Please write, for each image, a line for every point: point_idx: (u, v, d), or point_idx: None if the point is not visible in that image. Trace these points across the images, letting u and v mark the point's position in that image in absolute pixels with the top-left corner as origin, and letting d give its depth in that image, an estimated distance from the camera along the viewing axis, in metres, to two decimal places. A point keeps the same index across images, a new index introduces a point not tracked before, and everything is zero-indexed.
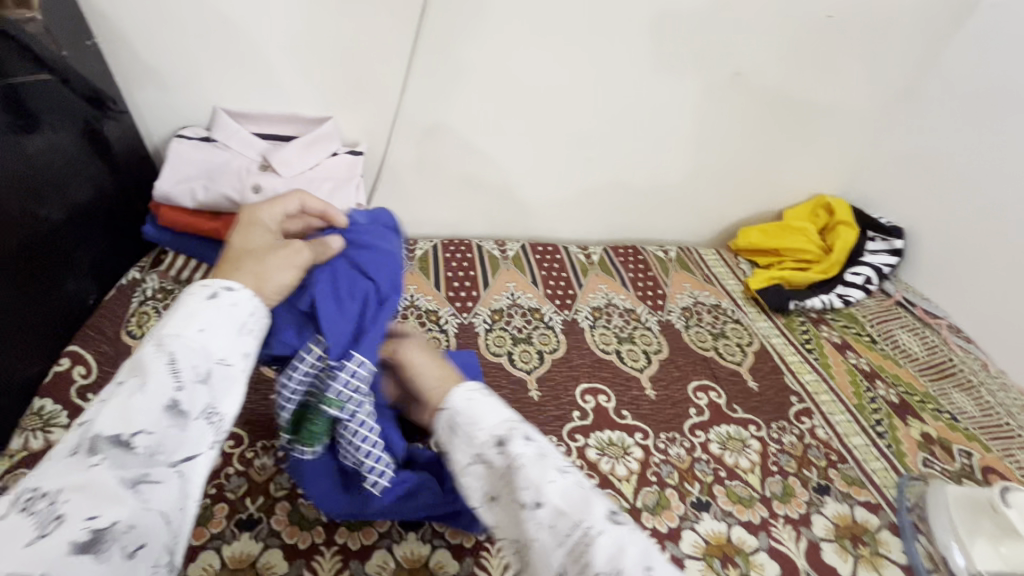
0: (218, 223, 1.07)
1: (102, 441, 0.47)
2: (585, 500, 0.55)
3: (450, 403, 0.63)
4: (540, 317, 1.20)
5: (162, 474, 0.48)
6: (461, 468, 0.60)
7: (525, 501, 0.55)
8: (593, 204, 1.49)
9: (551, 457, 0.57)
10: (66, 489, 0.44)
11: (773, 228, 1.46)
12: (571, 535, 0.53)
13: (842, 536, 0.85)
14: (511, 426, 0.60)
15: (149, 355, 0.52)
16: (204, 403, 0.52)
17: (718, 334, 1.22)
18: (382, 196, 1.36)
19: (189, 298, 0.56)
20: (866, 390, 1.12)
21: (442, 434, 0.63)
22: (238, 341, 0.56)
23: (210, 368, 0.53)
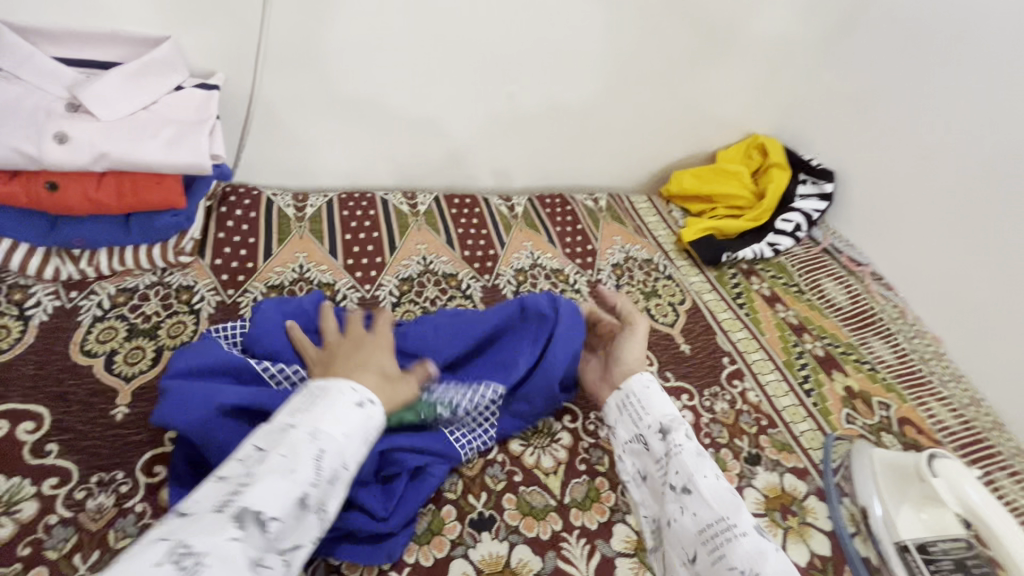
0: (15, 186, 0.81)
1: (249, 515, 0.45)
2: (735, 503, 0.62)
3: (626, 385, 0.76)
4: (457, 286, 1.05)
5: (275, 562, 0.46)
6: (622, 442, 0.74)
7: (674, 485, 0.66)
8: (516, 147, 1.31)
9: (707, 459, 0.67)
10: (213, 554, 0.41)
11: (706, 171, 1.37)
12: (711, 526, 0.60)
13: (772, 509, 0.82)
14: (675, 423, 0.71)
15: (298, 439, 0.51)
16: (323, 501, 0.51)
17: (650, 292, 1.13)
18: (258, 142, 1.11)
19: (338, 396, 0.56)
20: (794, 344, 1.09)
21: (611, 410, 0.77)
22: (362, 448, 0.56)
23: (338, 473, 0.53)
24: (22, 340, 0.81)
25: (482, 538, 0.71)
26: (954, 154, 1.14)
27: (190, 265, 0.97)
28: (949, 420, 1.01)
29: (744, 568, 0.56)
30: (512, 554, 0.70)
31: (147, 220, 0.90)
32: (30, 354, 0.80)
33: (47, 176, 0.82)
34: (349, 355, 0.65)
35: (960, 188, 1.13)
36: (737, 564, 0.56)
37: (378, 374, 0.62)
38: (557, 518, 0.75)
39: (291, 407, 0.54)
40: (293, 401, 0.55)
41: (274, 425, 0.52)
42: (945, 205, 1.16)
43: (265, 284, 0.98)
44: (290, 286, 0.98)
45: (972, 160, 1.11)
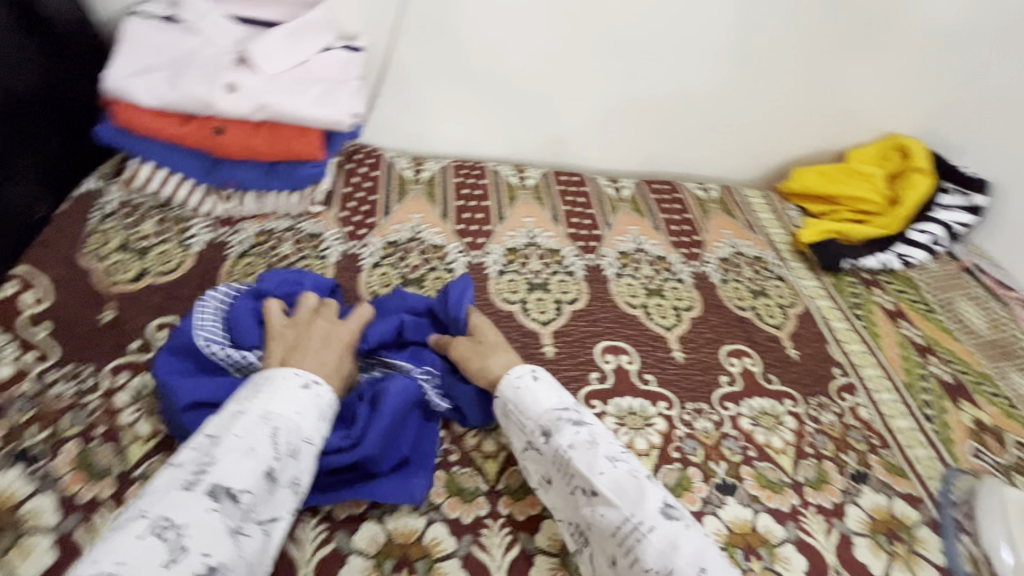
0: (188, 128, 0.91)
1: (218, 491, 0.52)
2: (638, 493, 0.60)
3: (501, 393, 0.72)
4: (559, 261, 1.06)
5: (253, 531, 0.53)
6: (518, 451, 0.71)
7: (581, 488, 0.62)
8: (630, 131, 1.28)
9: (599, 446, 0.64)
10: (190, 526, 0.49)
11: (833, 170, 1.27)
12: (621, 528, 0.58)
13: (877, 531, 0.77)
14: (557, 416, 0.67)
15: (253, 423, 0.57)
16: (292, 475, 0.58)
17: (758, 291, 1.09)
18: (387, 105, 1.17)
19: (282, 380, 0.62)
20: (918, 366, 1.00)
21: (500, 418, 0.73)
22: (321, 424, 0.63)
23: (301, 446, 0.60)
24: (182, 265, 0.92)
25: None
26: None
27: (319, 215, 1.05)
28: None
29: (659, 569, 0.55)
30: None
31: (291, 169, 0.98)
32: (189, 277, 0.91)
33: (216, 122, 0.91)
34: (312, 350, 0.69)
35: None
36: (651, 566, 0.55)
37: (336, 376, 0.69)
38: None
39: (241, 398, 0.60)
40: (240, 393, 0.61)
41: (227, 414, 0.58)
42: None
43: (383, 239, 1.04)
44: (405, 244, 1.04)
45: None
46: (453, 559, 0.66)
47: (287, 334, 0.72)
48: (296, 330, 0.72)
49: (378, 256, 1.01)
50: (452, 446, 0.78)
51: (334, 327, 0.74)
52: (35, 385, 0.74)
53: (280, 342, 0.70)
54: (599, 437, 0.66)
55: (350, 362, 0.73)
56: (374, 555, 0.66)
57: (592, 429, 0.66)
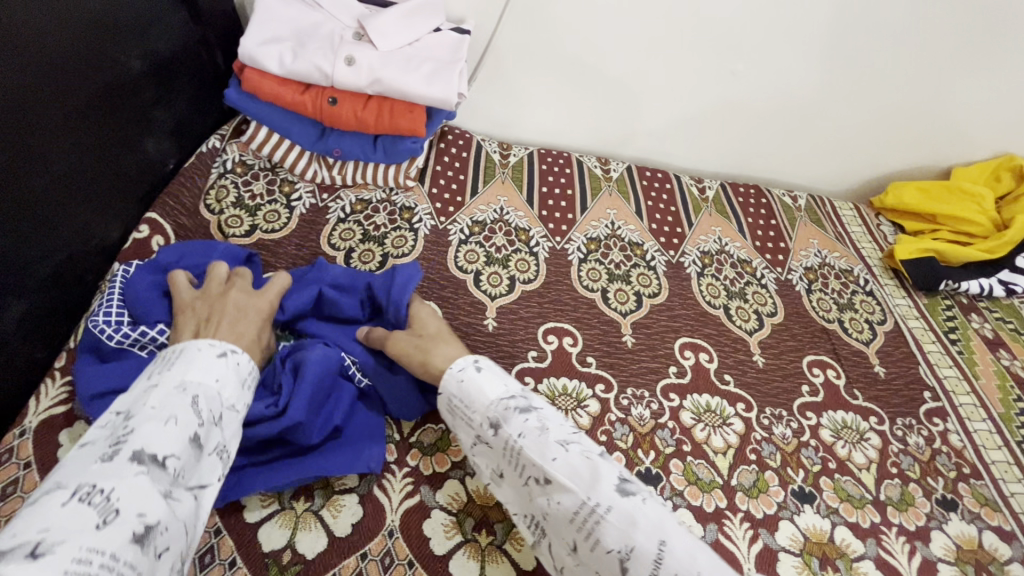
0: (306, 96, 0.97)
1: (146, 455, 0.48)
2: (592, 474, 0.57)
3: (444, 387, 0.69)
4: (641, 255, 1.06)
5: (184, 496, 0.50)
6: (467, 446, 0.68)
7: (535, 478, 0.60)
8: (719, 131, 1.26)
9: (551, 430, 0.61)
10: (119, 489, 0.45)
11: (936, 186, 1.20)
12: (579, 513, 0.56)
13: (964, 560, 0.74)
14: (505, 405, 0.64)
15: (172, 393, 0.54)
16: (216, 442, 0.56)
17: (846, 304, 1.05)
18: (482, 89, 1.20)
19: (195, 351, 0.60)
20: (1017, 399, 0.95)
21: (446, 414, 0.70)
22: (241, 393, 0.61)
23: (223, 413, 0.58)
24: (287, 225, 0.98)
25: None
26: None
27: (412, 189, 1.09)
28: None
29: (620, 548, 0.53)
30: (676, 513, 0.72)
31: (393, 143, 1.03)
32: (293, 236, 0.97)
33: (332, 93, 0.97)
34: (226, 323, 0.66)
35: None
36: (613, 545, 0.53)
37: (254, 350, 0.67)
38: (721, 496, 0.76)
39: (152, 374, 0.57)
40: (149, 369, 0.58)
41: (138, 390, 0.55)
42: None
43: (470, 217, 1.07)
44: (491, 224, 1.06)
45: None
46: None
47: (196, 305, 0.69)
48: (208, 301, 0.70)
49: (465, 233, 1.04)
50: None
51: (251, 301, 0.72)
52: None
53: (193, 316, 0.68)
54: (549, 422, 0.62)
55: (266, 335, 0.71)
56: (456, 512, 0.69)
57: (540, 414, 0.63)
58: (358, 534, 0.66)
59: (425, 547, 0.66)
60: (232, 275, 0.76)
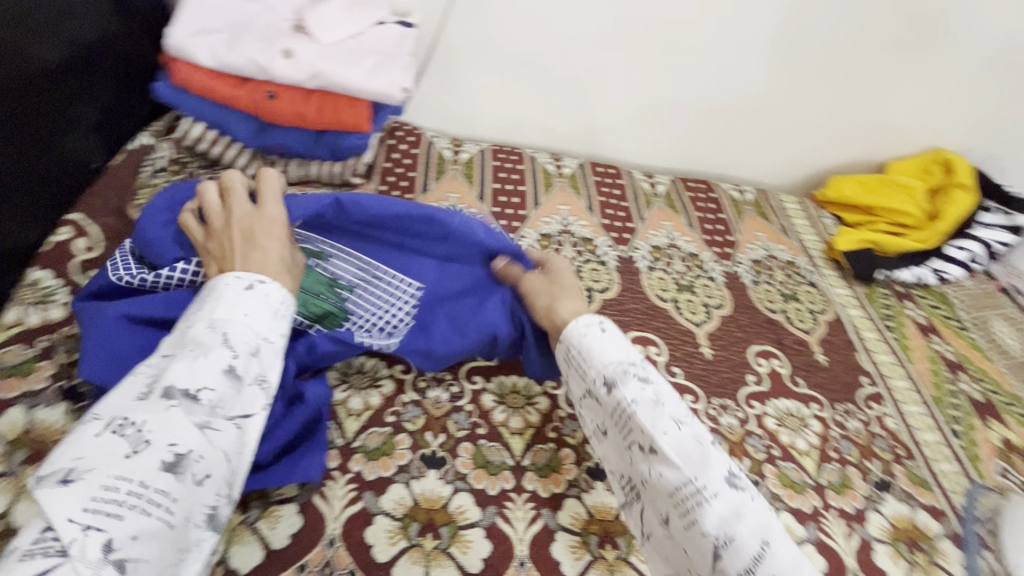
0: (242, 90, 0.93)
1: (175, 390, 0.49)
2: (702, 458, 0.58)
3: (567, 337, 0.72)
4: (593, 250, 1.06)
5: (223, 425, 0.50)
6: (576, 398, 0.71)
7: (641, 445, 0.61)
8: (669, 127, 1.28)
9: (664, 406, 0.63)
10: (150, 422, 0.47)
11: (874, 180, 1.26)
12: (680, 489, 0.57)
13: (898, 539, 0.77)
14: (624, 369, 0.66)
15: (203, 332, 0.54)
16: (256, 372, 0.54)
17: (790, 295, 1.08)
18: (431, 84, 1.18)
19: (224, 286, 0.58)
20: (948, 381, 0.99)
21: (562, 364, 0.73)
22: (276, 324, 0.58)
23: (259, 344, 0.56)
24: None
25: (595, 487, 0.74)
26: None
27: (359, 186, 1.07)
28: None
29: (718, 535, 0.54)
30: None
31: (337, 139, 0.99)
32: None
33: (269, 87, 0.93)
34: (241, 249, 0.64)
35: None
36: (710, 530, 0.54)
37: (280, 264, 0.64)
38: None
39: (192, 314, 0.57)
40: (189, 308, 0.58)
41: (178, 330, 0.56)
42: None
43: None
44: None
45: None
46: (477, 528, 0.67)
47: (211, 238, 0.67)
48: (218, 232, 0.67)
49: None
50: (480, 420, 0.78)
51: (255, 220, 0.68)
52: None
53: (214, 256, 0.66)
54: (664, 397, 0.64)
55: (288, 247, 0.67)
56: (401, 518, 0.67)
57: (657, 388, 0.65)
58: (297, 545, 0.63)
59: (368, 555, 0.63)
60: (223, 194, 0.71)
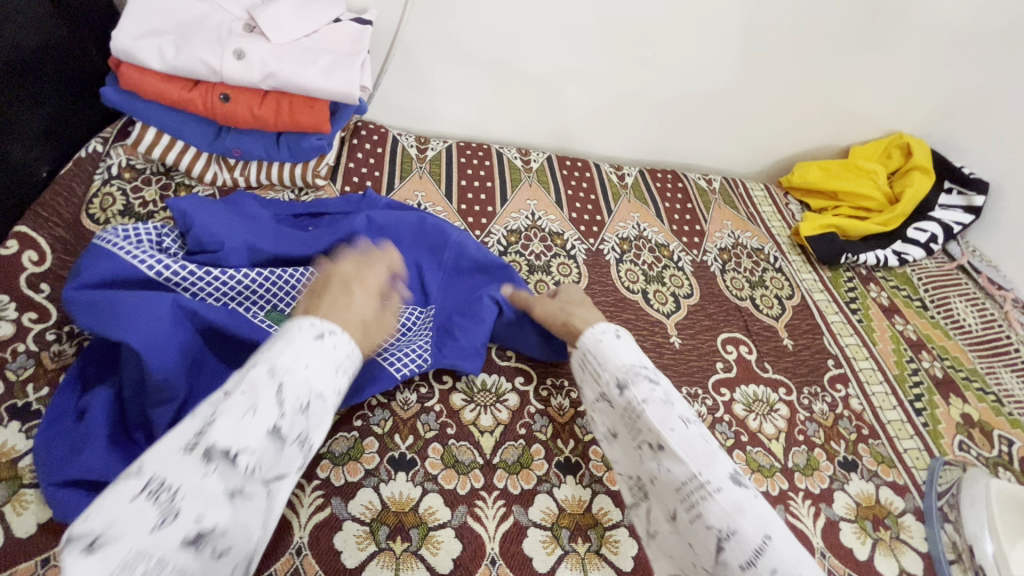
0: (194, 93, 0.91)
1: (216, 450, 0.47)
2: (707, 455, 0.60)
3: (582, 343, 0.74)
4: (561, 245, 1.06)
5: (254, 492, 0.50)
6: (589, 401, 0.74)
7: (648, 442, 0.64)
8: (635, 120, 1.29)
9: (674, 406, 0.65)
10: (185, 489, 0.45)
11: (836, 165, 1.28)
12: (687, 487, 0.59)
13: (863, 517, 0.79)
14: (635, 371, 0.68)
15: (261, 380, 0.52)
16: (300, 431, 0.54)
17: (757, 282, 1.09)
18: (394, 82, 1.17)
19: (298, 332, 0.57)
20: (909, 360, 1.02)
21: (578, 368, 0.75)
22: (334, 379, 0.58)
23: (311, 400, 0.55)
24: None
25: (566, 481, 0.74)
26: None
27: (323, 188, 1.05)
28: None
29: (721, 528, 0.56)
30: (593, 500, 0.73)
31: (296, 141, 0.97)
32: None
33: (222, 89, 0.91)
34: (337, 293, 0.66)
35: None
36: (713, 523, 0.56)
37: (359, 321, 0.64)
38: None
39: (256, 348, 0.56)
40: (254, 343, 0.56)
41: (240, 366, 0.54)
42: None
43: None
44: None
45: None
46: (447, 529, 0.67)
47: (313, 288, 0.67)
48: (317, 282, 0.69)
49: None
50: (449, 420, 0.78)
51: (358, 274, 0.72)
52: (34, 344, 0.72)
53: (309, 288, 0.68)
54: (673, 398, 0.66)
55: (376, 308, 0.69)
56: (370, 522, 0.66)
57: (666, 388, 0.67)
58: (262, 556, 0.62)
59: (337, 562, 0.63)
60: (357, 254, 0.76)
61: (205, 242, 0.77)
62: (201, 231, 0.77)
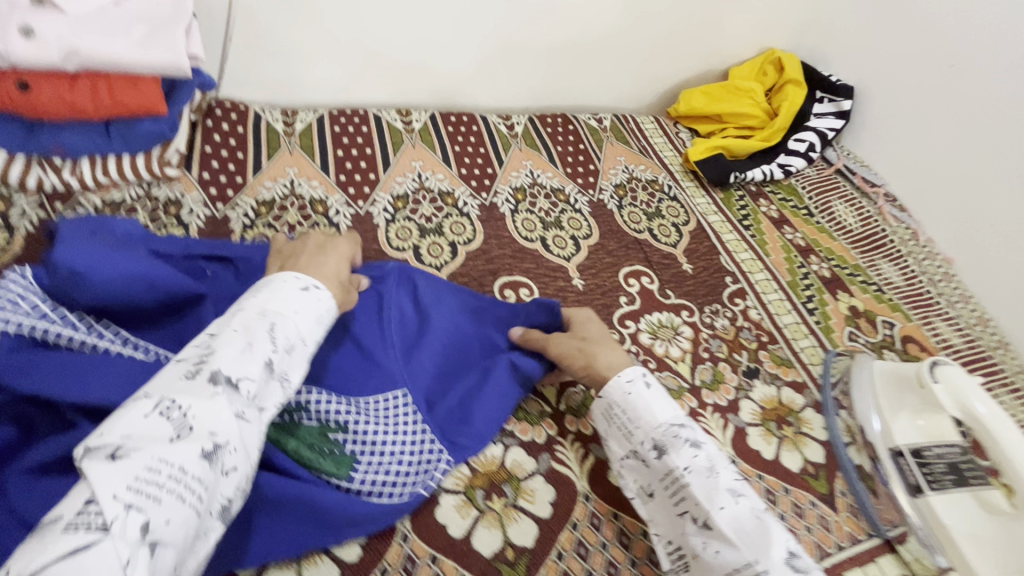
0: None
1: (223, 375, 0.45)
2: (762, 535, 0.54)
3: (608, 394, 0.67)
4: (453, 203, 1.02)
5: (257, 417, 0.47)
6: (617, 458, 0.67)
7: (694, 517, 0.58)
8: (518, 66, 1.23)
9: (719, 475, 0.59)
10: (199, 407, 0.42)
11: (716, 89, 1.30)
12: (743, 571, 0.53)
13: (768, 419, 0.82)
14: (674, 431, 0.63)
15: (253, 318, 0.51)
16: (290, 370, 0.52)
17: (653, 213, 1.10)
18: (243, 51, 1.05)
19: (282, 284, 0.56)
20: (800, 265, 1.06)
21: (601, 420, 0.68)
22: (316, 331, 0.55)
23: (301, 344, 0.53)
24: (6, 249, 0.78)
25: None
26: (990, 57, 1.05)
27: (177, 178, 0.93)
28: (954, 339, 0.98)
29: None
30: (506, 455, 0.71)
31: (129, 128, 0.86)
32: (14, 261, 0.78)
33: (18, 74, 0.76)
34: (309, 253, 0.65)
35: (998, 87, 1.04)
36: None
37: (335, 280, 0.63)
38: (551, 424, 0.76)
39: (239, 300, 0.54)
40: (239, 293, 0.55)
41: (227, 312, 0.52)
42: (975, 112, 1.08)
43: (254, 196, 0.95)
44: (280, 201, 0.95)
45: (1014, 56, 1.02)
46: None
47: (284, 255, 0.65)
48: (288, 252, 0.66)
49: (249, 217, 0.92)
50: None
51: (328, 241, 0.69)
52: None
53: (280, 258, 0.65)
54: (717, 463, 0.60)
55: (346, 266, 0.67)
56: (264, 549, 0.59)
57: (708, 452, 0.61)
58: None
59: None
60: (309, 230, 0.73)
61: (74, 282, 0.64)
62: (104, 285, 0.65)
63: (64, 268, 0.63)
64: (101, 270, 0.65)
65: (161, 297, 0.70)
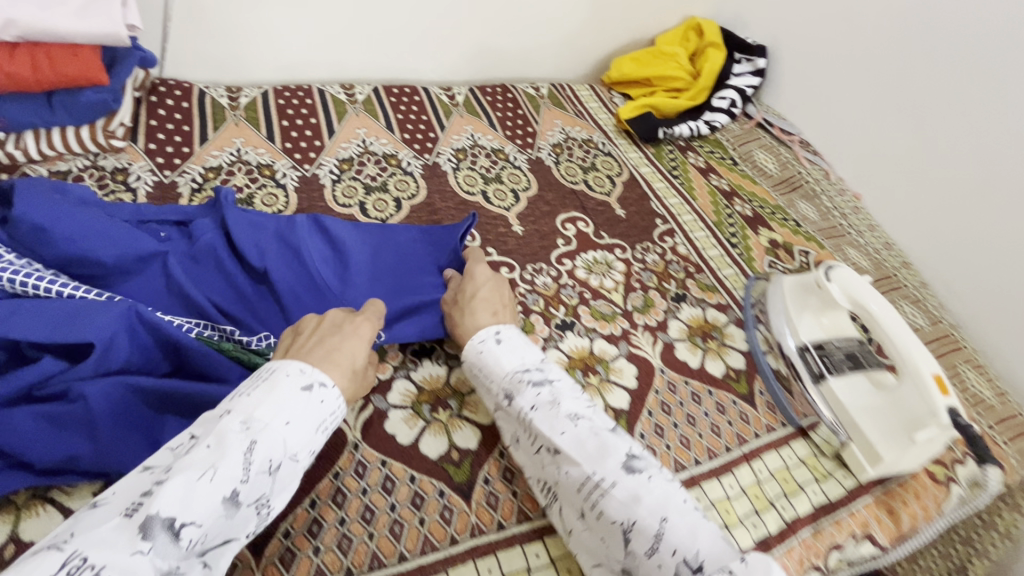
0: None
1: (159, 522, 0.42)
2: (599, 449, 0.59)
3: (466, 356, 0.71)
4: (396, 164, 1.07)
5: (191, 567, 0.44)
6: (491, 411, 0.70)
7: (549, 450, 0.61)
8: (455, 39, 1.30)
9: (560, 404, 0.63)
10: (114, 568, 0.39)
11: (644, 55, 1.39)
12: (585, 485, 0.58)
13: (693, 335, 0.90)
14: (518, 377, 0.66)
15: (233, 434, 0.49)
16: (260, 495, 0.49)
17: (589, 167, 1.17)
18: (183, 30, 1.08)
19: (283, 379, 0.55)
20: (724, 207, 1.15)
21: (469, 380, 0.73)
22: (311, 440, 0.55)
23: (281, 463, 0.51)
24: None
25: (422, 364, 0.77)
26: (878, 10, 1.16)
27: (123, 149, 0.96)
28: (861, 262, 1.08)
29: (623, 521, 0.55)
30: (450, 374, 0.77)
31: (71, 98, 0.88)
32: None
33: None
34: (323, 339, 0.63)
35: (887, 37, 1.15)
36: (616, 518, 0.55)
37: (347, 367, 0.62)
38: None
39: (234, 397, 0.53)
40: (239, 388, 0.55)
41: (214, 415, 0.51)
42: (874, 61, 1.18)
43: (202, 164, 0.98)
44: (227, 167, 0.99)
45: (903, 7, 1.12)
46: None
47: (295, 329, 0.66)
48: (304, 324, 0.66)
49: (197, 181, 0.96)
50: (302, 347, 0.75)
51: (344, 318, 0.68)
52: None
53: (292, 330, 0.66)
54: (561, 395, 0.64)
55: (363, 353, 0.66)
56: None
57: (553, 387, 0.65)
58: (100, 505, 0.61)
59: None
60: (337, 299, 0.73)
61: (38, 237, 0.68)
62: (65, 238, 0.69)
63: (24, 221, 0.67)
64: (60, 227, 0.69)
65: (118, 255, 0.72)
